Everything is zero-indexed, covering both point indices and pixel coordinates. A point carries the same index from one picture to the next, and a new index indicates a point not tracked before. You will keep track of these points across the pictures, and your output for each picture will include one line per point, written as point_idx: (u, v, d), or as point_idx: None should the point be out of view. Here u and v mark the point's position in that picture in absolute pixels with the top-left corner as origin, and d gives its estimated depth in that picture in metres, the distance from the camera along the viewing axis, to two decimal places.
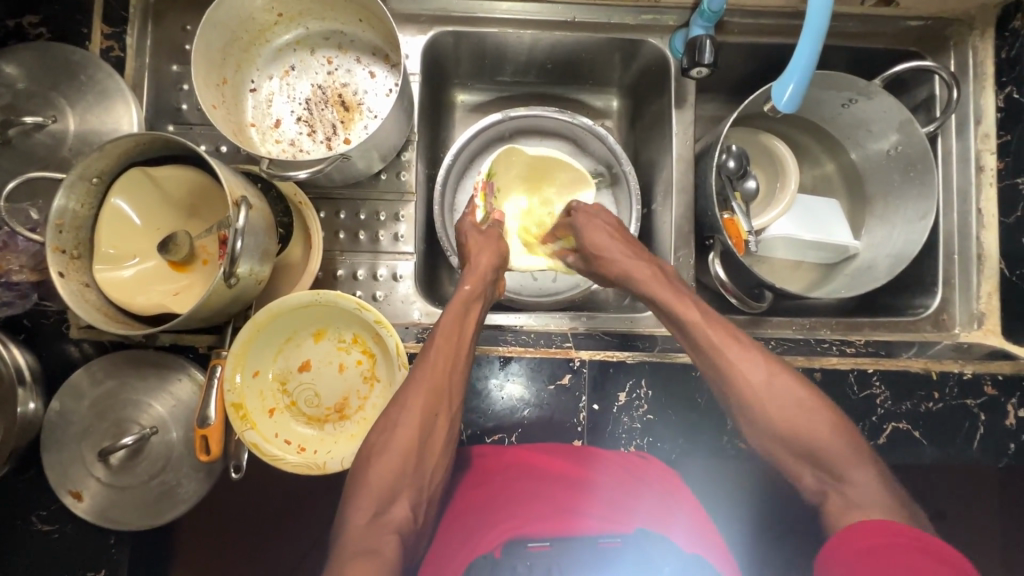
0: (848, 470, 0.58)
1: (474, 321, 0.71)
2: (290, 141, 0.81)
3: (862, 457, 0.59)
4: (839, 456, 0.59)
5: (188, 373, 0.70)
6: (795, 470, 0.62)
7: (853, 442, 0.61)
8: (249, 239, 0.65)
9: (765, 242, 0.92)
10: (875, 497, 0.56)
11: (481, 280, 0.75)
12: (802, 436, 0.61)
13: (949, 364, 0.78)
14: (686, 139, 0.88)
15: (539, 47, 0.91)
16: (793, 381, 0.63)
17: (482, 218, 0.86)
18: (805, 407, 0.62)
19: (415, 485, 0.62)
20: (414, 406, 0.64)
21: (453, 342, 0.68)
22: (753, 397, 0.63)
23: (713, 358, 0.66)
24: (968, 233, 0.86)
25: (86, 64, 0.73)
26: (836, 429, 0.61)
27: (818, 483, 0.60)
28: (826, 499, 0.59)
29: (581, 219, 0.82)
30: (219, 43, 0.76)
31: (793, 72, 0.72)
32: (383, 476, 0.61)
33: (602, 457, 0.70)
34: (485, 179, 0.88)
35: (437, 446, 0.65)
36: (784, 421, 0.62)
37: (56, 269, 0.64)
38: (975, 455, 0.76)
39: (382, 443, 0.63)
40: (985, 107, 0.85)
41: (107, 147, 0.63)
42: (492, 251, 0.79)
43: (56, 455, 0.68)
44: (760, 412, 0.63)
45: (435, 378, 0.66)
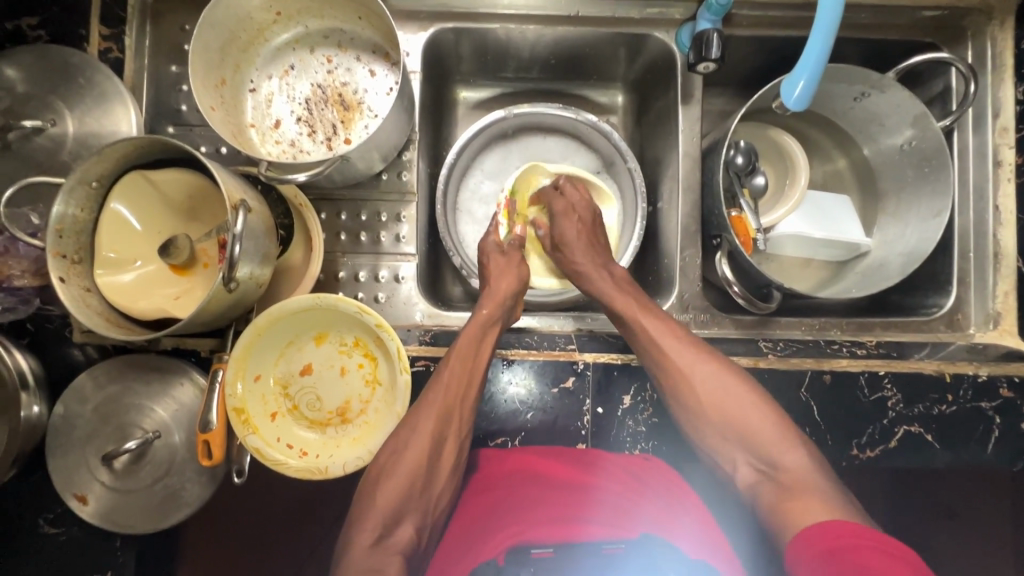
0: (780, 457, 0.61)
1: (490, 343, 0.71)
2: (290, 142, 0.80)
3: (791, 440, 0.62)
4: (768, 440, 0.62)
5: (190, 377, 0.70)
6: (730, 458, 0.65)
7: (785, 428, 0.63)
8: (248, 242, 0.65)
9: (774, 240, 0.90)
10: (804, 479, 0.59)
11: (499, 304, 0.73)
12: (736, 423, 0.64)
13: (963, 366, 0.76)
14: (693, 136, 0.86)
15: (542, 42, 0.89)
16: (723, 369, 0.67)
17: (505, 235, 0.86)
18: (734, 393, 0.65)
19: (421, 509, 0.62)
20: (425, 428, 0.64)
21: (467, 368, 0.67)
22: (690, 386, 0.67)
23: (650, 346, 0.70)
24: (985, 231, 0.84)
25: (84, 66, 0.73)
26: (770, 418, 0.64)
27: (756, 473, 0.62)
28: (762, 487, 0.61)
29: (557, 215, 0.83)
30: (217, 44, 0.75)
31: (804, 67, 0.70)
32: (391, 497, 0.61)
33: (603, 463, 0.69)
34: (508, 197, 0.88)
35: (445, 469, 0.65)
36: (717, 408, 0.65)
37: (56, 274, 0.64)
38: (989, 459, 0.74)
39: (391, 464, 0.63)
40: (1004, 100, 0.82)
41: (105, 150, 0.63)
42: (513, 276, 0.77)
43: (60, 459, 0.68)
44: (698, 400, 0.66)
45: (448, 398, 0.65)
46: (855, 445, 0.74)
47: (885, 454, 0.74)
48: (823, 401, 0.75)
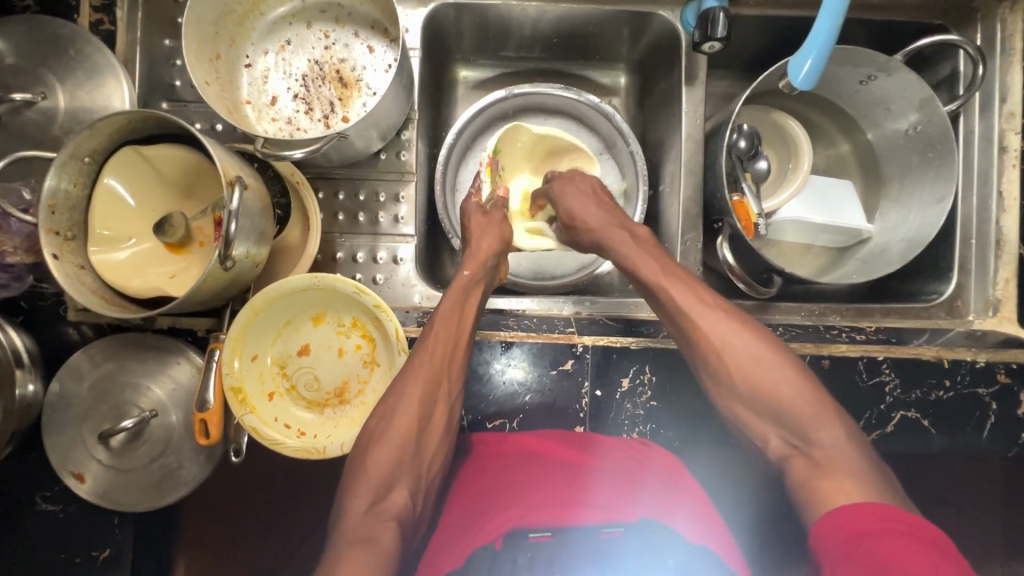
0: (815, 430, 0.58)
1: (473, 306, 0.70)
2: (286, 119, 0.78)
3: (829, 417, 0.59)
4: (805, 416, 0.59)
5: (187, 356, 0.70)
6: (761, 431, 0.62)
7: (822, 402, 0.60)
8: (243, 221, 0.64)
9: (776, 225, 0.90)
10: (840, 456, 0.56)
11: (481, 266, 0.73)
12: (768, 395, 0.61)
13: (962, 352, 0.76)
14: (696, 118, 0.85)
15: (544, 20, 0.87)
16: (757, 340, 0.63)
17: (487, 196, 0.82)
18: (769, 367, 0.62)
19: (413, 473, 0.62)
20: (412, 393, 0.63)
21: (453, 325, 0.67)
22: (725, 361, 0.63)
23: (679, 316, 0.66)
24: (987, 217, 0.83)
25: (75, 38, 0.71)
26: (804, 391, 0.60)
27: (788, 447, 0.60)
28: (792, 462, 0.59)
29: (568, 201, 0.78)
30: (211, 17, 0.73)
31: (813, 46, 0.69)
32: (383, 464, 0.61)
33: (604, 444, 0.70)
34: (491, 156, 0.82)
35: (435, 435, 0.64)
36: (749, 381, 0.62)
37: (50, 251, 0.63)
38: (984, 444, 0.75)
39: (379, 431, 0.62)
40: (1012, 83, 0.81)
41: (98, 124, 0.62)
42: (494, 235, 0.76)
43: (57, 437, 0.68)
44: (722, 369, 0.63)
45: (434, 363, 0.65)
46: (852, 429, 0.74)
47: (881, 438, 0.75)
48: (820, 386, 0.75)
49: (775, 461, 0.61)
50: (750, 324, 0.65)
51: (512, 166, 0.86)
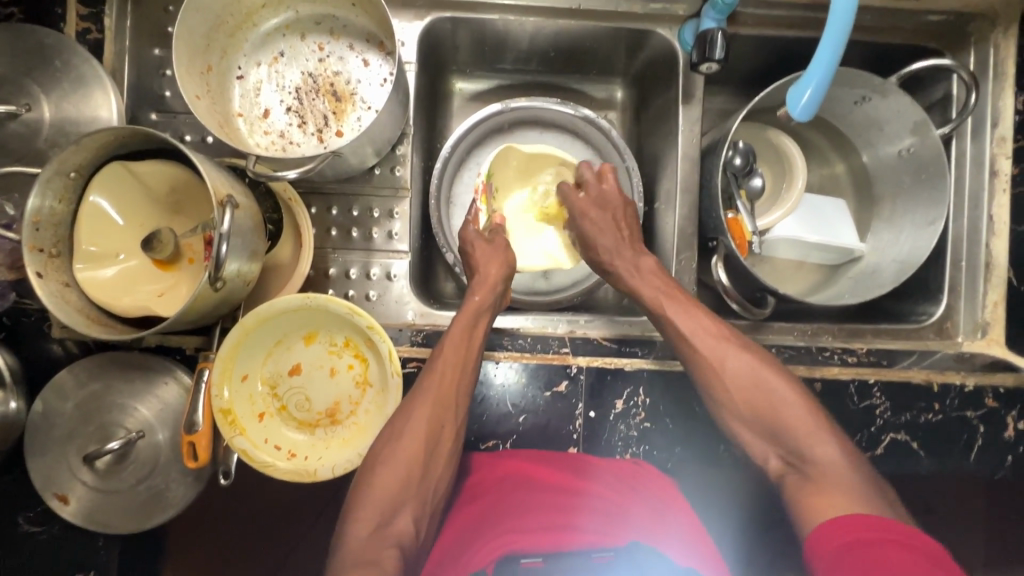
0: (812, 449, 0.59)
1: (483, 331, 0.70)
2: (279, 132, 0.77)
3: (827, 435, 0.59)
4: (803, 434, 0.60)
5: (175, 375, 0.68)
6: (760, 449, 0.63)
7: (820, 420, 0.60)
8: (235, 240, 0.63)
9: (770, 243, 0.90)
10: (837, 474, 0.56)
11: (491, 290, 0.72)
12: (764, 412, 0.62)
13: (951, 376, 0.77)
14: (692, 136, 0.85)
15: (542, 34, 0.87)
16: (756, 362, 0.64)
17: (484, 223, 0.83)
18: (768, 388, 0.62)
19: (419, 498, 0.61)
20: (419, 417, 0.63)
21: (462, 349, 0.67)
22: (723, 378, 0.64)
23: (681, 343, 0.68)
24: (978, 240, 0.84)
25: (61, 48, 0.69)
26: (803, 411, 0.61)
27: (786, 466, 0.60)
28: (789, 480, 0.59)
29: (578, 209, 0.79)
30: (203, 29, 0.72)
31: (814, 73, 0.67)
32: (389, 488, 0.60)
33: (595, 463, 0.70)
34: (484, 181, 0.85)
35: (441, 461, 0.63)
36: (747, 403, 0.63)
37: (33, 269, 0.61)
38: (971, 465, 0.76)
39: (385, 454, 0.62)
40: (1003, 108, 0.82)
41: (84, 140, 0.60)
42: (500, 260, 0.75)
43: (39, 458, 0.66)
44: (722, 394, 0.64)
45: (442, 388, 0.64)
46: None
47: (871, 460, 0.75)
48: None
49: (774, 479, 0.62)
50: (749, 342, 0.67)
51: (505, 188, 0.87)
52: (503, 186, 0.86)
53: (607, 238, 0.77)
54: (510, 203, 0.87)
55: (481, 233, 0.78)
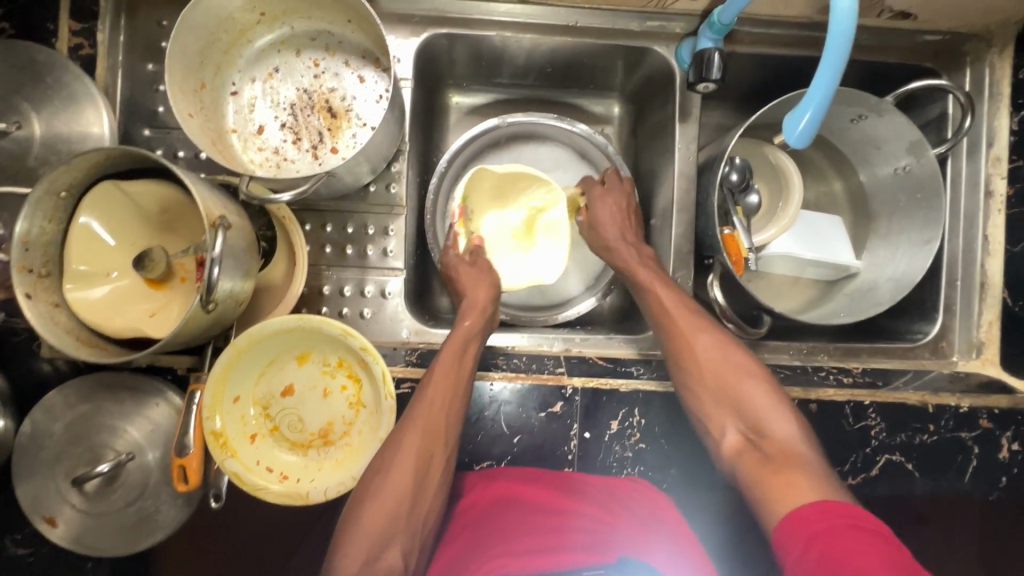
0: (768, 422, 0.62)
1: (472, 357, 0.69)
2: (273, 149, 0.77)
3: (782, 412, 0.63)
4: (761, 407, 0.64)
5: (165, 397, 0.68)
6: (719, 423, 0.66)
7: (778, 399, 0.64)
8: (228, 260, 0.62)
9: (765, 259, 0.90)
10: (790, 449, 0.59)
11: (480, 316, 0.73)
12: (725, 382, 0.66)
13: (946, 397, 0.77)
14: (689, 154, 0.85)
15: (538, 51, 0.86)
16: (724, 339, 0.69)
17: (464, 247, 0.83)
18: (732, 359, 0.67)
19: (408, 532, 0.60)
20: (408, 447, 0.62)
21: (451, 378, 0.66)
22: (692, 356, 0.69)
23: (655, 309, 0.73)
24: (973, 260, 0.84)
25: (53, 65, 0.68)
26: (765, 389, 0.65)
27: (743, 440, 0.63)
28: (744, 453, 0.62)
29: (597, 199, 0.83)
30: (197, 46, 0.71)
31: (810, 102, 0.65)
32: (377, 522, 0.59)
33: (582, 484, 0.70)
34: (461, 206, 0.84)
35: (431, 491, 0.62)
36: (712, 371, 0.67)
37: (22, 290, 0.61)
38: (965, 486, 0.76)
39: (375, 487, 0.60)
40: (999, 129, 0.82)
41: (75, 160, 0.59)
42: (486, 283, 0.76)
43: (27, 480, 0.65)
44: (692, 364, 0.69)
45: (431, 418, 0.64)
46: (837, 472, 0.75)
47: (866, 481, 0.75)
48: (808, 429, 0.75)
49: (727, 454, 0.64)
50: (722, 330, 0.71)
51: (481, 210, 0.84)
52: (480, 208, 0.84)
53: (616, 225, 0.79)
54: (486, 225, 0.84)
55: (462, 257, 0.80)
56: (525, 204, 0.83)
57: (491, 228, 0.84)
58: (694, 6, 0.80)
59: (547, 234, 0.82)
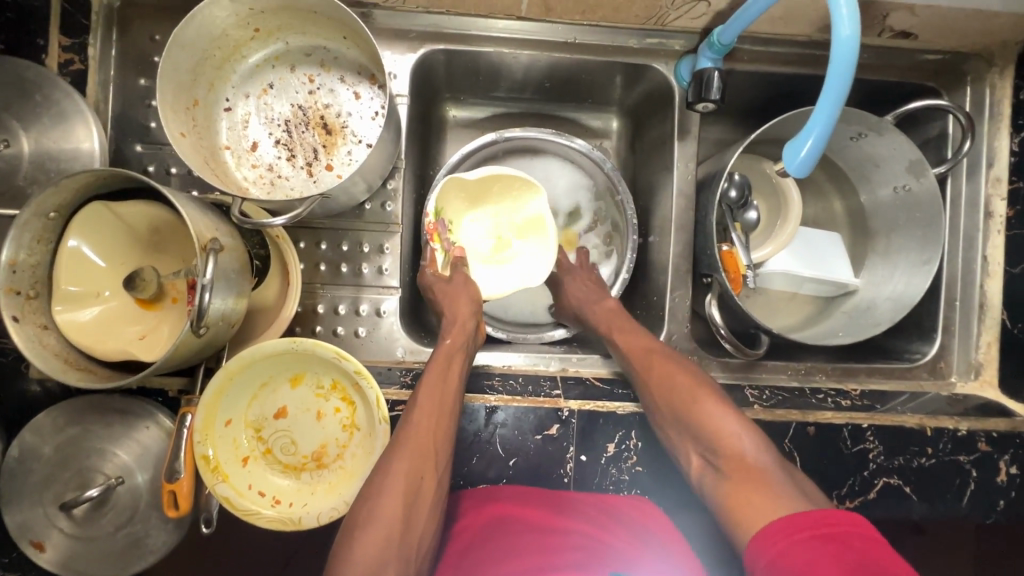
0: (719, 438, 0.60)
1: (456, 376, 0.68)
2: (267, 166, 0.76)
3: (735, 423, 0.61)
4: (712, 422, 0.62)
5: (155, 420, 0.67)
6: (678, 443, 0.65)
7: (729, 410, 0.62)
8: (219, 284, 0.61)
9: (763, 276, 0.90)
10: (744, 461, 0.57)
11: (462, 334, 0.72)
12: (677, 404, 0.65)
13: (944, 420, 0.77)
14: (687, 172, 0.84)
15: (536, 66, 0.86)
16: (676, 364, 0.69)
17: (443, 263, 0.80)
18: (682, 381, 0.67)
19: (403, 558, 0.55)
20: (395, 470, 0.59)
21: (436, 397, 0.65)
22: (645, 382, 0.70)
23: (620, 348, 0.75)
24: (972, 280, 0.84)
25: (42, 82, 0.67)
26: (714, 402, 0.63)
27: (703, 462, 0.61)
28: (707, 476, 0.60)
29: (564, 276, 0.87)
30: (189, 63, 0.70)
31: (812, 128, 0.64)
32: (369, 551, 0.54)
33: (570, 499, 0.69)
34: (434, 220, 0.78)
35: (424, 514, 0.59)
36: (664, 395, 0.67)
37: (10, 313, 0.60)
38: (963, 511, 0.75)
39: (365, 515, 0.57)
40: (999, 149, 0.81)
41: (63, 183, 0.59)
42: (466, 298, 0.75)
43: (15, 504, 0.64)
44: (649, 394, 0.69)
45: (420, 438, 0.62)
46: (834, 496, 0.74)
47: (863, 505, 0.75)
48: (806, 452, 0.74)
49: (696, 479, 0.62)
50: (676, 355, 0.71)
51: (457, 217, 0.81)
52: (454, 215, 0.81)
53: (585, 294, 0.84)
54: (466, 233, 0.82)
55: (441, 276, 0.79)
56: (502, 212, 0.82)
57: (472, 237, 0.82)
58: (694, 24, 0.79)
59: (529, 241, 0.82)
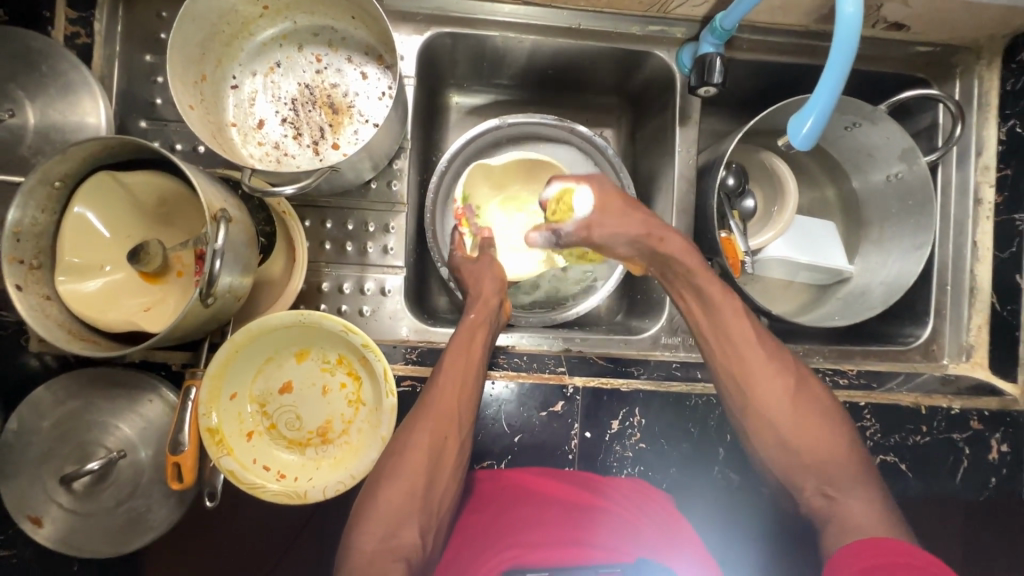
0: (851, 488, 0.60)
1: (479, 346, 0.69)
2: (274, 144, 0.76)
3: (865, 479, 0.60)
4: (844, 474, 0.61)
5: (159, 393, 0.66)
6: (798, 484, 0.62)
7: (860, 465, 0.62)
8: (229, 255, 0.61)
9: (761, 261, 0.92)
10: (874, 518, 0.57)
11: (485, 308, 0.73)
12: (812, 446, 0.62)
13: (938, 398, 0.79)
14: (689, 157, 0.85)
15: (541, 52, 0.87)
16: (804, 392, 0.65)
17: (471, 245, 0.86)
18: (814, 418, 0.63)
19: (424, 511, 0.61)
20: (421, 429, 0.63)
21: (462, 364, 0.67)
22: (777, 415, 0.63)
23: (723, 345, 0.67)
24: (962, 266, 0.86)
25: (48, 53, 0.67)
26: (848, 451, 0.62)
27: (823, 502, 0.61)
28: (823, 514, 0.60)
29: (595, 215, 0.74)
30: (198, 37, 0.70)
31: (813, 106, 0.66)
32: (396, 500, 0.60)
33: (612, 484, 0.70)
34: (461, 205, 0.86)
35: (445, 475, 0.63)
36: (798, 429, 0.63)
37: (12, 281, 0.59)
38: (957, 487, 0.77)
39: (390, 468, 0.62)
40: (987, 138, 0.84)
41: (71, 150, 0.58)
42: (490, 277, 0.77)
43: (12, 478, 0.63)
44: (773, 419, 0.63)
45: (444, 405, 0.64)
46: None
47: None
48: None
49: (808, 511, 0.62)
50: (811, 387, 0.65)
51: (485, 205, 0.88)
52: (483, 204, 0.88)
53: (611, 214, 0.73)
54: (494, 217, 0.89)
55: (468, 258, 0.81)
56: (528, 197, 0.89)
57: (499, 221, 0.89)
58: (696, 12, 0.80)
59: None
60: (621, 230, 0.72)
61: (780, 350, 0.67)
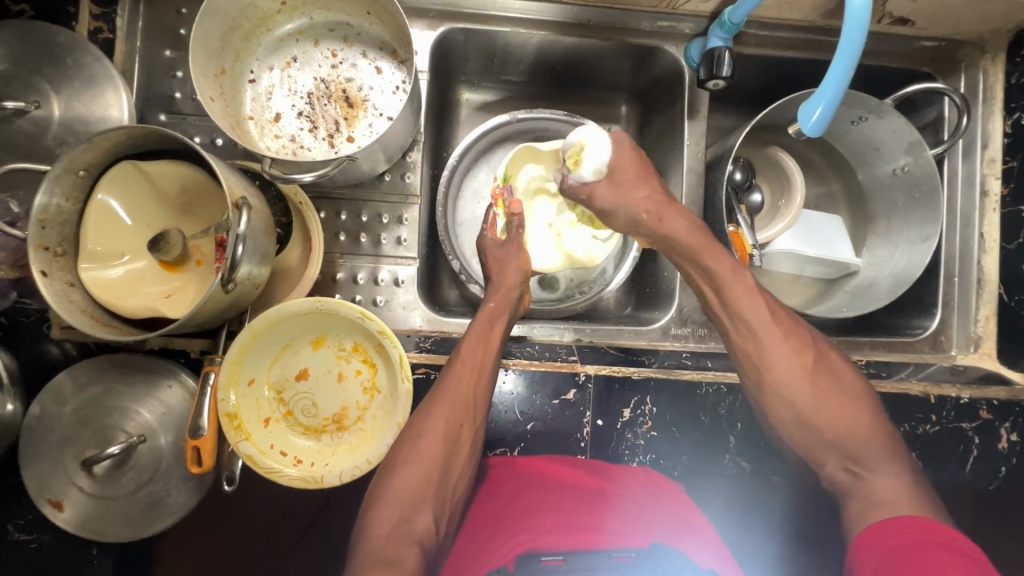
0: (877, 463, 0.60)
1: (497, 335, 0.70)
2: (290, 137, 0.77)
3: (891, 455, 0.60)
4: (869, 450, 0.60)
5: (179, 379, 0.67)
6: (822, 461, 0.62)
7: (886, 443, 0.61)
8: (250, 242, 0.62)
9: (769, 255, 0.92)
10: (901, 495, 0.57)
11: (504, 297, 0.74)
12: (835, 424, 0.62)
13: (947, 388, 0.79)
14: (698, 150, 0.87)
15: (551, 48, 0.88)
16: (825, 372, 0.64)
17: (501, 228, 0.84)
18: (836, 397, 0.63)
19: (438, 497, 0.61)
20: (437, 415, 0.63)
21: (479, 352, 0.68)
22: (800, 395, 0.63)
23: (738, 328, 0.66)
24: (969, 257, 0.87)
25: (73, 47, 0.68)
26: (873, 428, 0.62)
27: (847, 477, 0.60)
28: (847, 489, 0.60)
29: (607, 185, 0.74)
30: (218, 31, 0.72)
31: (822, 95, 0.68)
32: (411, 485, 0.61)
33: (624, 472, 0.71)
34: (500, 184, 0.85)
35: (460, 462, 0.64)
36: (820, 408, 0.62)
37: (38, 267, 0.60)
38: (966, 476, 0.78)
39: (405, 454, 0.62)
40: (992, 131, 0.85)
41: (96, 138, 0.59)
42: (514, 268, 0.77)
43: (34, 462, 0.64)
44: (793, 399, 0.63)
45: (459, 393, 0.65)
46: None
47: None
48: None
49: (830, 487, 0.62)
50: (832, 366, 0.65)
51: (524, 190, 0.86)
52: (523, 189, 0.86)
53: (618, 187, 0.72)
54: (533, 204, 0.86)
55: (498, 239, 0.81)
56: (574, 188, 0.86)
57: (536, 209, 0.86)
58: (703, 8, 0.82)
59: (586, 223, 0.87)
60: (623, 202, 0.72)
61: (800, 333, 0.66)
